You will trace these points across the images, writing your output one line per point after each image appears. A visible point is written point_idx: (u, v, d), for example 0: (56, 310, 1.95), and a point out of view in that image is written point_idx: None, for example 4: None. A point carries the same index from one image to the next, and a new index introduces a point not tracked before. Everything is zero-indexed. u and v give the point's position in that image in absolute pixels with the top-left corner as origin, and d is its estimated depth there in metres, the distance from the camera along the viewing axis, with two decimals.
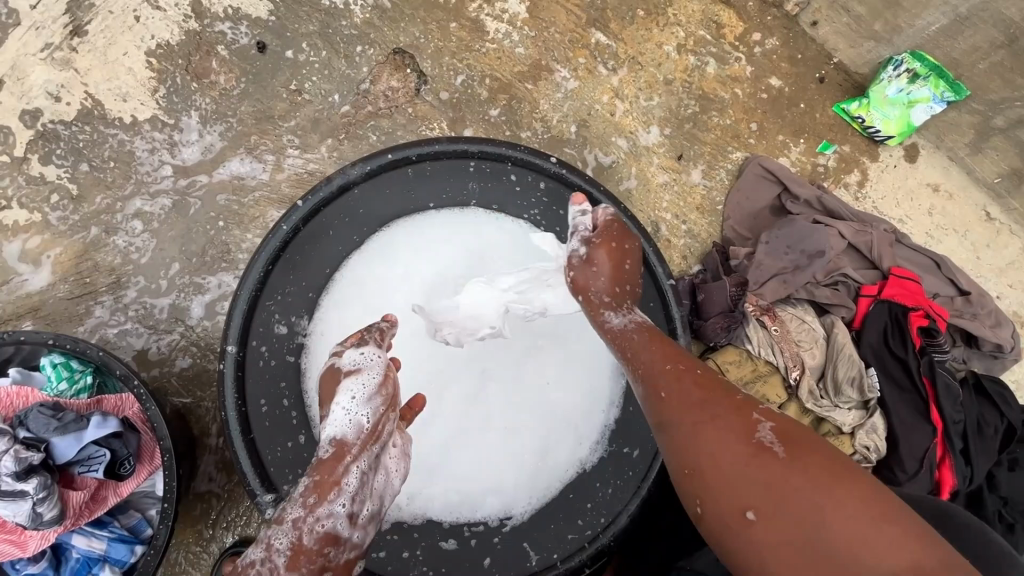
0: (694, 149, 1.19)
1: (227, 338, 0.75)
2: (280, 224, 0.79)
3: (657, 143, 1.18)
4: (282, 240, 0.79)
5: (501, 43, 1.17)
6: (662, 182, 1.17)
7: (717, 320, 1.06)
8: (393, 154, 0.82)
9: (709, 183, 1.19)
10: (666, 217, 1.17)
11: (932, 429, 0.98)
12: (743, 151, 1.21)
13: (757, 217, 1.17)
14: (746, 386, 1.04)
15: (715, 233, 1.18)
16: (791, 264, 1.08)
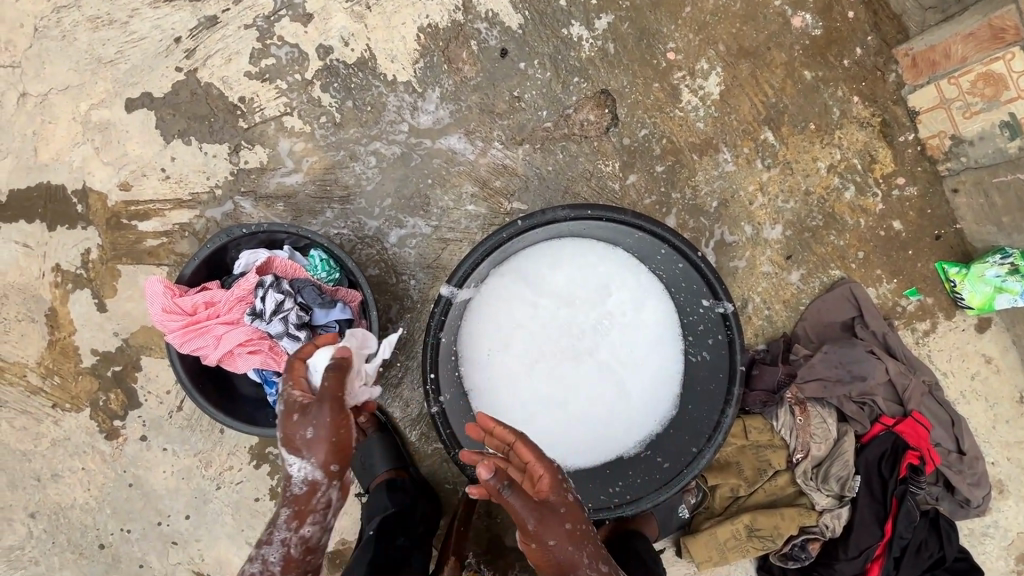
0: (803, 255, 1.43)
1: (442, 293, 1.08)
2: (500, 233, 1.09)
3: (775, 240, 1.43)
4: (497, 244, 1.10)
5: (687, 113, 1.41)
6: (765, 271, 1.43)
7: (759, 393, 1.37)
8: (592, 212, 1.10)
9: (802, 286, 1.44)
10: (756, 298, 1.43)
11: (880, 534, 1.28)
12: (842, 271, 1.44)
13: (829, 327, 1.42)
14: (759, 446, 1.36)
15: (789, 325, 1.44)
16: (837, 376, 1.35)
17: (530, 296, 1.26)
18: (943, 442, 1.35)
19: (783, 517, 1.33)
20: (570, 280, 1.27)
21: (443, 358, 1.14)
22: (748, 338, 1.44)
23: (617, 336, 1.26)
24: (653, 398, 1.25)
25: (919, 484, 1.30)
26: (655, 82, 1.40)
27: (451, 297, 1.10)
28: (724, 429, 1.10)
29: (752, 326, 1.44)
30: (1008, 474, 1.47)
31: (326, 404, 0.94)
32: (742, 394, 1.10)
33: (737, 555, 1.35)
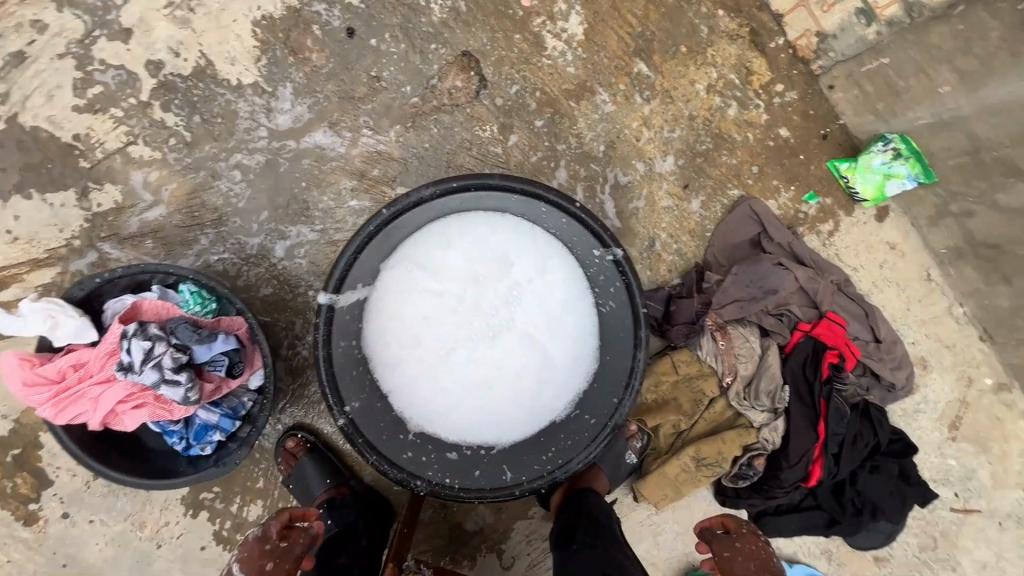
0: (700, 181, 1.42)
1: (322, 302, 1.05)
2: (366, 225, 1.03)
3: (669, 172, 1.41)
4: None
5: (555, 60, 1.35)
6: (665, 206, 1.42)
7: (681, 327, 1.38)
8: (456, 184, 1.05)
9: (705, 212, 1.43)
10: (662, 234, 1.42)
11: (816, 436, 1.32)
12: (740, 190, 1.43)
13: (737, 248, 1.42)
14: (690, 378, 1.38)
15: (699, 254, 1.44)
16: (750, 293, 1.35)
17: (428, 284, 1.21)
18: (860, 334, 1.38)
19: (723, 441, 1.37)
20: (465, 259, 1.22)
21: (341, 374, 1.14)
22: (662, 275, 1.43)
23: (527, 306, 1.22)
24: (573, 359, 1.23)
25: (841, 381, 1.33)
26: (516, 34, 1.34)
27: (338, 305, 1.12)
28: (637, 374, 1.16)
29: (664, 263, 1.43)
30: (929, 350, 1.52)
31: (262, 532, 1.01)
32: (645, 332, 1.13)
33: (691, 486, 1.38)
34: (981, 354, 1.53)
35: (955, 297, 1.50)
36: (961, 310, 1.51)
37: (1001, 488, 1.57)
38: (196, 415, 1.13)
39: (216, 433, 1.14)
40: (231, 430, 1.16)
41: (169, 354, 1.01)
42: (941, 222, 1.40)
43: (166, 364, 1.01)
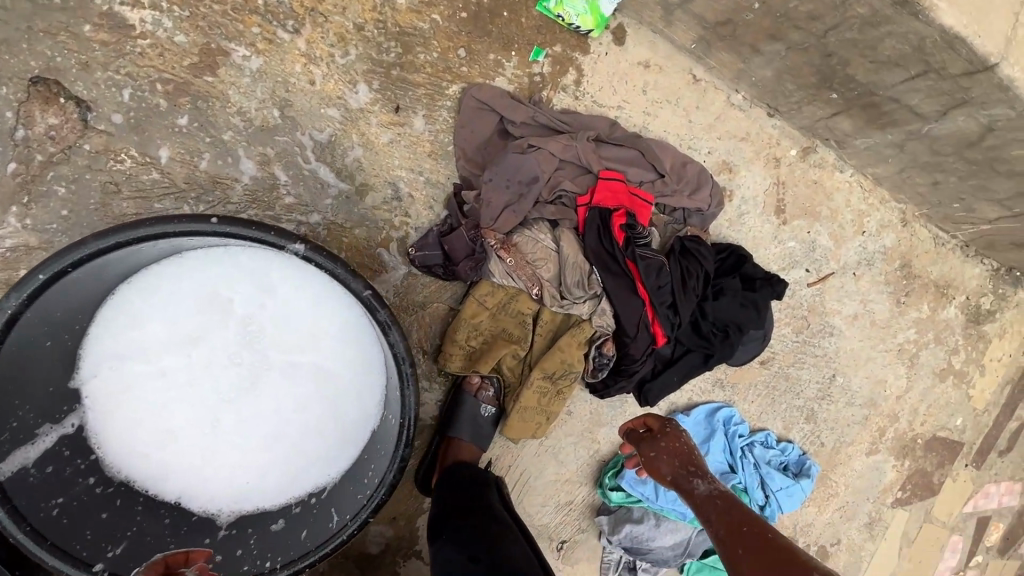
0: (410, 95, 1.19)
1: None
2: None
3: (370, 101, 1.17)
4: None
5: (155, 36, 1.04)
6: (387, 141, 1.19)
7: (464, 263, 1.20)
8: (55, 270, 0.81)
9: (434, 127, 1.22)
10: (402, 173, 1.21)
11: (641, 301, 1.24)
12: (459, 83, 1.21)
13: (485, 149, 1.23)
14: (503, 306, 1.26)
15: (454, 174, 1.24)
16: (515, 194, 1.20)
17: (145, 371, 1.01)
18: (644, 178, 1.26)
19: (563, 350, 1.28)
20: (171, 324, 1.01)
21: (71, 534, 0.92)
22: (425, 215, 1.24)
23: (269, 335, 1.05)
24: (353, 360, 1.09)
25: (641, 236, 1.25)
26: (84, 26, 1.01)
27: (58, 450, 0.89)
28: (403, 356, 0.94)
29: (421, 202, 1.23)
30: (728, 151, 1.43)
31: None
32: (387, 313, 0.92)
33: (557, 404, 1.33)
34: (776, 130, 1.46)
35: (728, 87, 1.39)
36: (739, 96, 1.41)
37: (844, 244, 1.58)
38: None
39: None
40: None
41: None
42: (674, 17, 1.24)
43: None
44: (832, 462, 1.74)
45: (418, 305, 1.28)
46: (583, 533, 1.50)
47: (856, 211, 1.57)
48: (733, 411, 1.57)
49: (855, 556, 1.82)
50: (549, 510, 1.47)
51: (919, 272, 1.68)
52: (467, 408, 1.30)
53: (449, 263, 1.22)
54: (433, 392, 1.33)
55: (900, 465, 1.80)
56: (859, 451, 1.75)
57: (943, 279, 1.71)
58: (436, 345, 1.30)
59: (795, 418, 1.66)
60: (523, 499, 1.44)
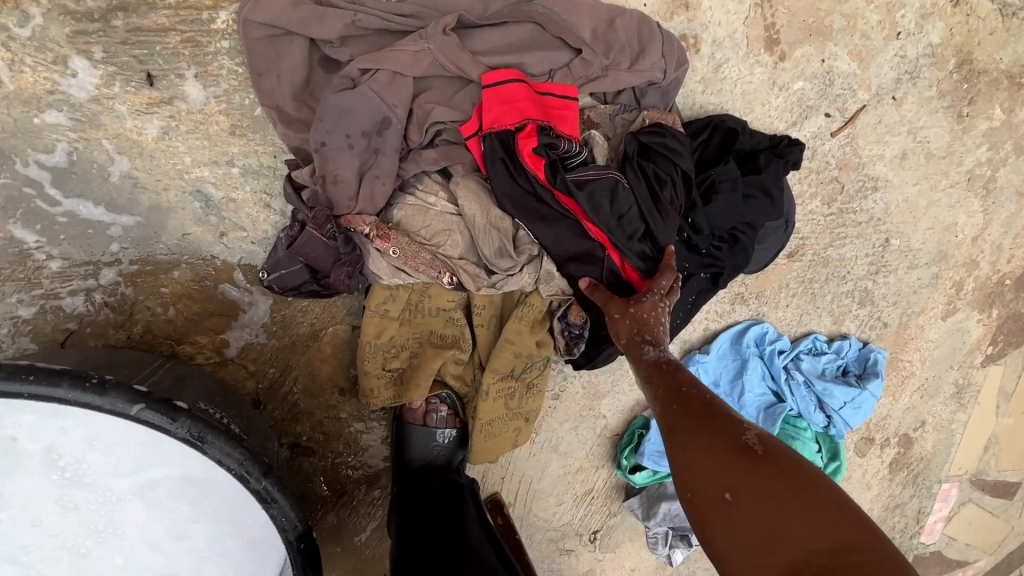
0: (161, 50, 0.76)
1: None
2: None
3: (104, 82, 0.75)
4: None
5: None
6: (160, 133, 0.79)
7: (335, 272, 0.84)
8: None
9: (220, 88, 0.79)
10: (204, 173, 0.82)
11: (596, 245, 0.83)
12: (229, 5, 0.77)
13: (307, 95, 0.80)
14: (415, 308, 0.90)
15: (280, 149, 0.84)
16: (370, 153, 0.78)
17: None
18: (556, 63, 0.82)
19: (514, 342, 0.92)
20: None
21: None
22: (264, 220, 0.86)
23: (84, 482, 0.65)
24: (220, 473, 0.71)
25: (571, 154, 0.82)
26: None
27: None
28: (243, 467, 0.66)
29: (250, 204, 0.85)
30: None
31: None
32: (186, 428, 0.62)
33: (533, 401, 1.01)
34: None
35: None
36: None
37: (872, 60, 1.11)
38: None
39: None
40: None
41: None
42: None
43: None
44: (901, 341, 1.39)
45: (307, 337, 0.94)
46: (615, 516, 1.25)
47: (882, 6, 1.08)
48: (767, 326, 1.21)
49: (946, 432, 1.53)
50: (567, 508, 1.21)
51: (985, 65, 1.20)
52: (420, 440, 1.00)
53: (318, 275, 0.86)
54: (373, 432, 1.03)
55: (988, 317, 1.44)
56: (931, 318, 1.40)
57: (1020, 64, 1.22)
58: (353, 378, 0.98)
59: (846, 307, 1.30)
60: (533, 507, 1.18)
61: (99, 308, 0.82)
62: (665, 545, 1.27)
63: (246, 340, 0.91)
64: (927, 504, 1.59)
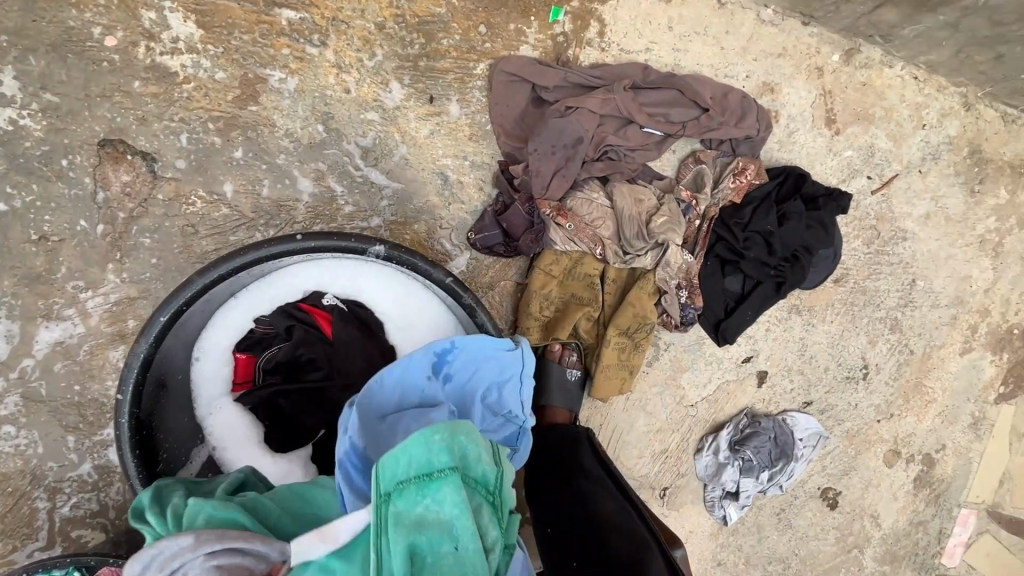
0: (440, 84, 1.20)
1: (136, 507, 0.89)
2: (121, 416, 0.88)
3: (405, 99, 1.19)
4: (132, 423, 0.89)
5: (197, 78, 1.09)
6: (428, 133, 1.21)
7: (526, 236, 1.22)
8: (162, 316, 0.88)
9: (469, 109, 1.22)
10: (447, 162, 1.23)
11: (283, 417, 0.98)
12: (484, 60, 1.21)
13: (523, 118, 1.22)
14: (568, 271, 1.28)
15: (497, 153, 1.25)
16: (564, 159, 1.20)
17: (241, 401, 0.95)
18: (687, 117, 1.25)
19: (633, 304, 1.29)
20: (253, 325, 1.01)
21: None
22: (477, 198, 1.26)
23: (334, 308, 1.02)
24: (433, 321, 1.05)
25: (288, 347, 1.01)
26: (132, 83, 1.07)
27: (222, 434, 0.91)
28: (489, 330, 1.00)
29: (470, 186, 1.25)
30: (767, 71, 1.38)
31: None
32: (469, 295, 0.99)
33: (636, 358, 1.34)
34: (813, 38, 1.40)
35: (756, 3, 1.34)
36: (769, 12, 1.36)
37: (904, 141, 1.51)
38: None
39: None
40: None
41: None
42: None
43: None
44: (925, 368, 1.68)
45: (486, 286, 1.31)
46: (684, 478, 1.53)
47: (912, 105, 1.49)
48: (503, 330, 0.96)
49: (964, 458, 1.77)
50: (646, 462, 1.50)
51: (992, 155, 1.59)
52: (556, 378, 1.32)
53: (512, 240, 1.24)
54: None
55: (1000, 359, 1.73)
56: (951, 352, 1.69)
57: (1019, 158, 1.61)
58: (512, 320, 1.33)
59: (880, 330, 1.61)
60: (620, 456, 1.48)
61: None
62: (721, 507, 1.53)
63: None
64: (948, 524, 1.81)
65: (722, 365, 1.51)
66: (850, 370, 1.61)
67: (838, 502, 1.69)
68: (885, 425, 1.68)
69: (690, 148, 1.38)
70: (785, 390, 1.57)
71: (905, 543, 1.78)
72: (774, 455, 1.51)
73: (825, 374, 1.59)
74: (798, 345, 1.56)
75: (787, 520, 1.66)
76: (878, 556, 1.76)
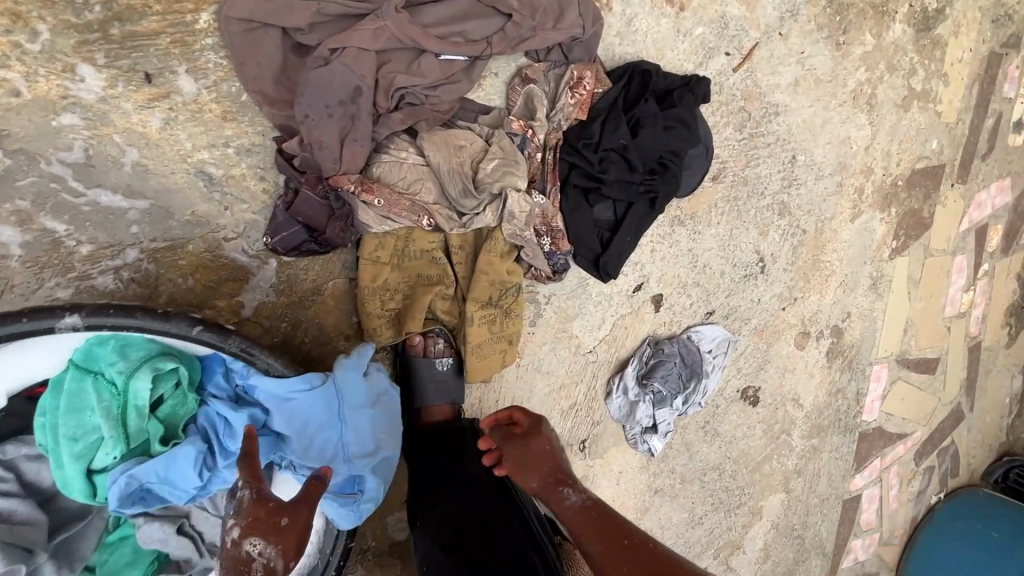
0: (152, 53, 0.88)
1: None
2: None
3: (108, 85, 0.87)
4: None
5: None
6: (162, 124, 0.91)
7: (332, 226, 0.98)
8: None
9: (208, 80, 0.92)
10: (204, 156, 0.95)
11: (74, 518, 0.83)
12: (206, 8, 0.89)
13: (283, 82, 0.93)
14: (401, 253, 1.06)
15: (267, 128, 0.97)
16: (348, 119, 0.93)
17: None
18: (491, 28, 0.99)
19: (487, 271, 1.10)
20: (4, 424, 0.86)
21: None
22: (261, 192, 0.99)
23: None
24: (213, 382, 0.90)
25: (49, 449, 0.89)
26: None
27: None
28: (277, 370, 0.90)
29: (246, 178, 0.98)
30: None
31: None
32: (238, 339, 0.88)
33: (512, 325, 1.17)
34: None
35: None
36: None
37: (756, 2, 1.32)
38: None
39: None
40: None
41: None
42: None
43: None
44: (820, 244, 1.61)
45: (311, 292, 1.08)
46: (599, 425, 1.44)
47: None
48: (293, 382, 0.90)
49: (869, 320, 1.77)
50: (556, 422, 1.39)
51: None
52: (425, 370, 1.16)
53: (316, 234, 1.00)
54: None
55: (889, 215, 1.68)
56: (843, 221, 1.62)
57: None
58: (356, 324, 1.12)
59: (769, 218, 1.51)
60: None
61: (128, 284, 0.94)
62: (643, 441, 1.46)
63: (258, 301, 1.04)
64: (864, 385, 1.84)
65: (613, 301, 1.37)
66: (747, 267, 1.52)
67: (760, 397, 1.66)
68: (792, 311, 1.63)
69: (515, 66, 1.14)
70: (685, 308, 1.46)
71: (828, 413, 1.81)
72: (683, 378, 1.43)
73: (723, 279, 1.49)
74: (690, 258, 1.43)
75: (713, 430, 1.62)
76: (805, 433, 1.79)
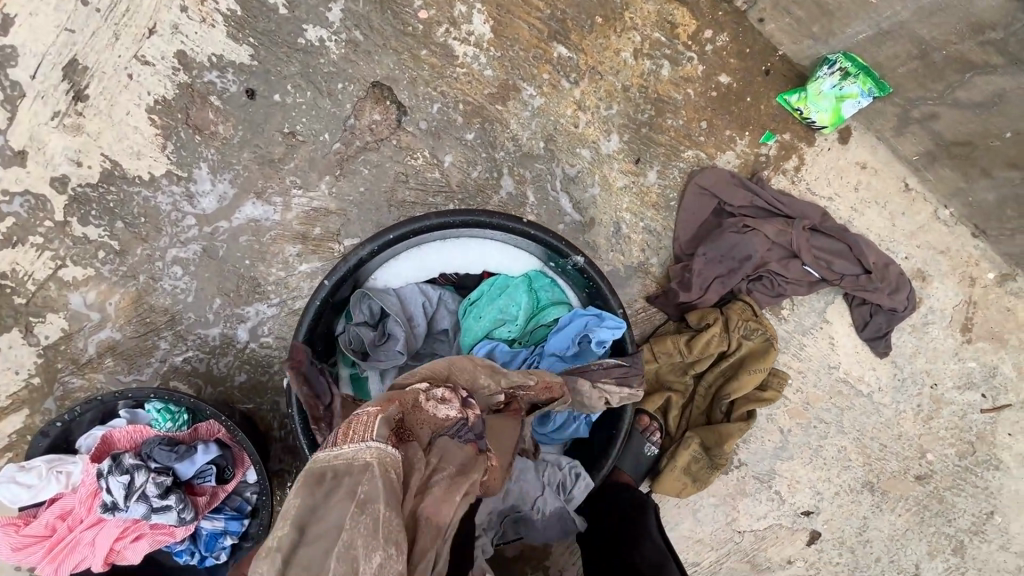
0: (650, 151, 1.35)
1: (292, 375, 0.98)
2: (322, 284, 1.01)
3: (617, 150, 1.34)
4: (325, 296, 1.02)
5: (470, 66, 1.27)
6: (622, 186, 1.35)
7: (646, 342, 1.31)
8: (393, 233, 1.03)
9: (663, 182, 1.36)
10: (626, 216, 1.36)
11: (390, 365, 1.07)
12: (694, 149, 1.36)
13: (702, 224, 1.36)
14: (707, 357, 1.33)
15: (670, 226, 1.37)
16: (727, 266, 1.33)
17: (391, 315, 1.06)
18: (848, 272, 1.35)
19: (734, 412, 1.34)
20: (452, 258, 1.13)
21: None
22: (637, 257, 1.37)
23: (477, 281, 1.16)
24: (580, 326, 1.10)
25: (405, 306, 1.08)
26: (421, 49, 1.25)
27: (348, 329, 1.06)
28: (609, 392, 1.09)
29: (635, 243, 1.36)
30: (924, 261, 1.46)
31: None
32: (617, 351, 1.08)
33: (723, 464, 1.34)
34: (977, 251, 1.47)
35: (939, 201, 1.43)
36: (947, 212, 1.44)
37: None
38: (200, 527, 1.06)
39: (226, 539, 1.08)
40: (241, 531, 1.09)
41: (150, 482, 0.99)
42: (907, 130, 1.34)
43: (149, 492, 0.98)
44: None
45: None
46: None
47: None
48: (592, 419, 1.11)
49: None
50: None
51: None
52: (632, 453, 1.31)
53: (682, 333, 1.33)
54: None
55: None
56: None
57: None
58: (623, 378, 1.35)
59: (941, 546, 1.56)
60: None
61: None
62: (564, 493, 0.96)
63: None
64: None
65: (781, 505, 1.50)
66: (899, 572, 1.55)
67: None
68: None
69: (833, 299, 1.46)
70: (829, 560, 1.53)
71: None
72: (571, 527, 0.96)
73: (874, 563, 1.55)
74: (860, 523, 1.54)
75: None
76: None
